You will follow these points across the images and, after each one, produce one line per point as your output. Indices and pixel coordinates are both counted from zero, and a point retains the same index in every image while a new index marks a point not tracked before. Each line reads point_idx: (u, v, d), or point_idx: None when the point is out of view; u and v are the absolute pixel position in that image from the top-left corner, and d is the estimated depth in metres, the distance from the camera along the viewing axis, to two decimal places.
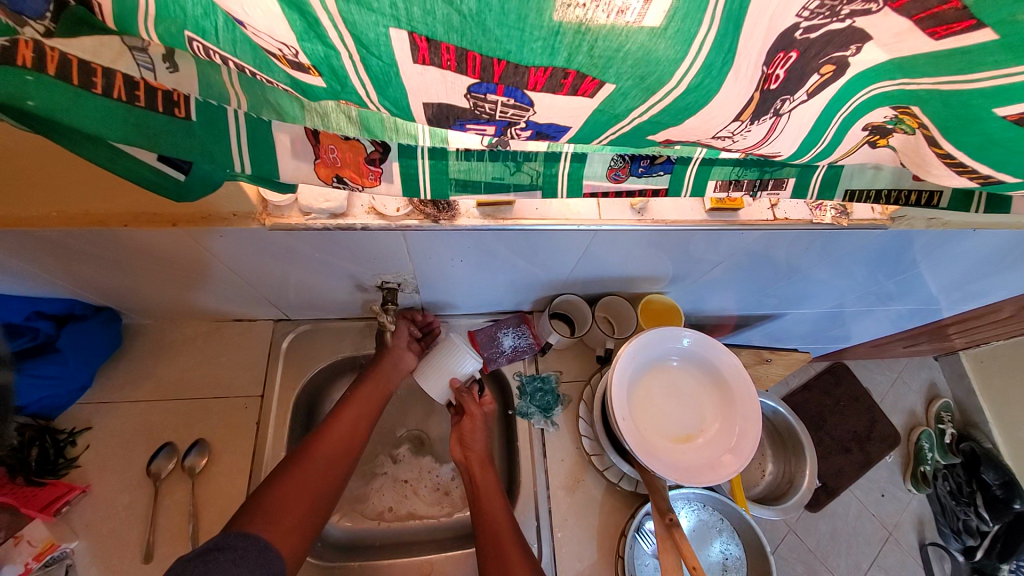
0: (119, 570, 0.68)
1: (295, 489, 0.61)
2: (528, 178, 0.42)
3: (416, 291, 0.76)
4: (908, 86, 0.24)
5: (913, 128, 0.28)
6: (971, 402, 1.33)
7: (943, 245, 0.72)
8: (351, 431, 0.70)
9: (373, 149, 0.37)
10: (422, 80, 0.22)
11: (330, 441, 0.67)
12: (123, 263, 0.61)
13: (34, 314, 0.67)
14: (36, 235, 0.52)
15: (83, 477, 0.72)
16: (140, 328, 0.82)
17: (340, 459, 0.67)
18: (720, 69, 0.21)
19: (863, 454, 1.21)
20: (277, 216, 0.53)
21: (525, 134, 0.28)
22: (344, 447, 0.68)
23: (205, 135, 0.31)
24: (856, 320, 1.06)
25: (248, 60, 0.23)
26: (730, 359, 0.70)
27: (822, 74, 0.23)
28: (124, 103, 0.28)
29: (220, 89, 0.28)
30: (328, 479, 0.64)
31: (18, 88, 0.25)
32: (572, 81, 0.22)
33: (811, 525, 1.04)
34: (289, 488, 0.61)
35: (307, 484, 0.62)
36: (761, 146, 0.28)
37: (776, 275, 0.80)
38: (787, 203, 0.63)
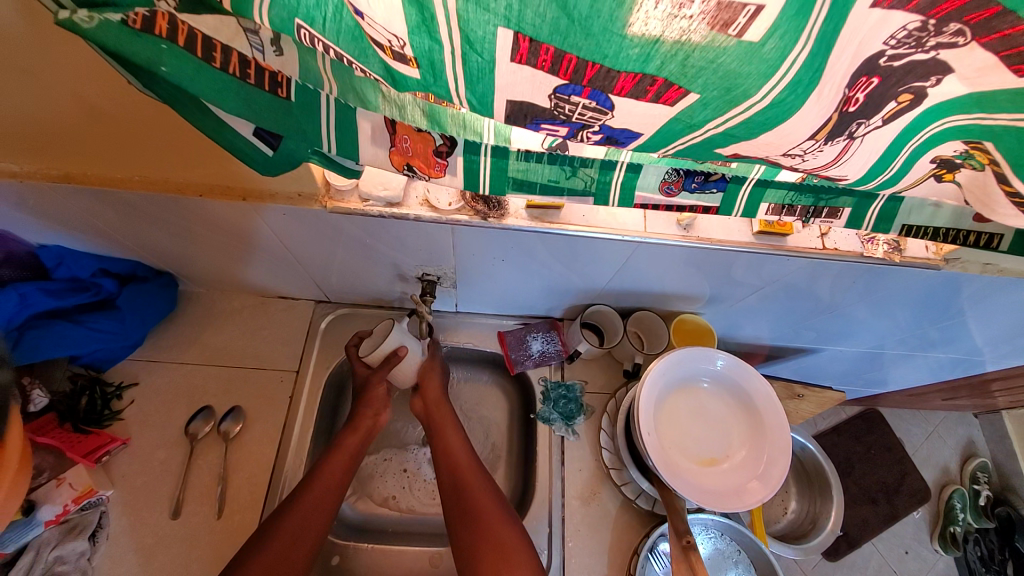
0: (147, 521, 0.71)
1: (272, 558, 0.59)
2: (582, 183, 0.44)
3: (453, 286, 0.78)
4: (984, 120, 0.24)
5: (982, 164, 0.28)
6: (1012, 465, 1.25)
7: (997, 295, 0.69)
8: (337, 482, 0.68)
9: (442, 142, 0.39)
10: (512, 78, 0.24)
11: (312, 497, 0.65)
12: (188, 231, 0.65)
13: (100, 271, 0.72)
14: (118, 197, 0.57)
15: (125, 429, 0.76)
16: (191, 295, 0.87)
17: (321, 508, 0.65)
18: (806, 86, 0.22)
19: (891, 506, 1.16)
20: (337, 199, 0.56)
21: (595, 138, 0.29)
22: (326, 500, 0.66)
23: (300, 115, 0.34)
24: (897, 364, 1.02)
25: (348, 50, 0.26)
26: (763, 387, 0.69)
27: (899, 102, 0.24)
28: (237, 78, 0.30)
29: (316, 74, 0.31)
30: (311, 532, 0.63)
31: (153, 54, 0.28)
32: (656, 88, 0.23)
33: (828, 573, 1.01)
34: (282, 544, 0.61)
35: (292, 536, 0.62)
36: (829, 168, 0.29)
37: (817, 308, 0.78)
38: (837, 233, 0.62)
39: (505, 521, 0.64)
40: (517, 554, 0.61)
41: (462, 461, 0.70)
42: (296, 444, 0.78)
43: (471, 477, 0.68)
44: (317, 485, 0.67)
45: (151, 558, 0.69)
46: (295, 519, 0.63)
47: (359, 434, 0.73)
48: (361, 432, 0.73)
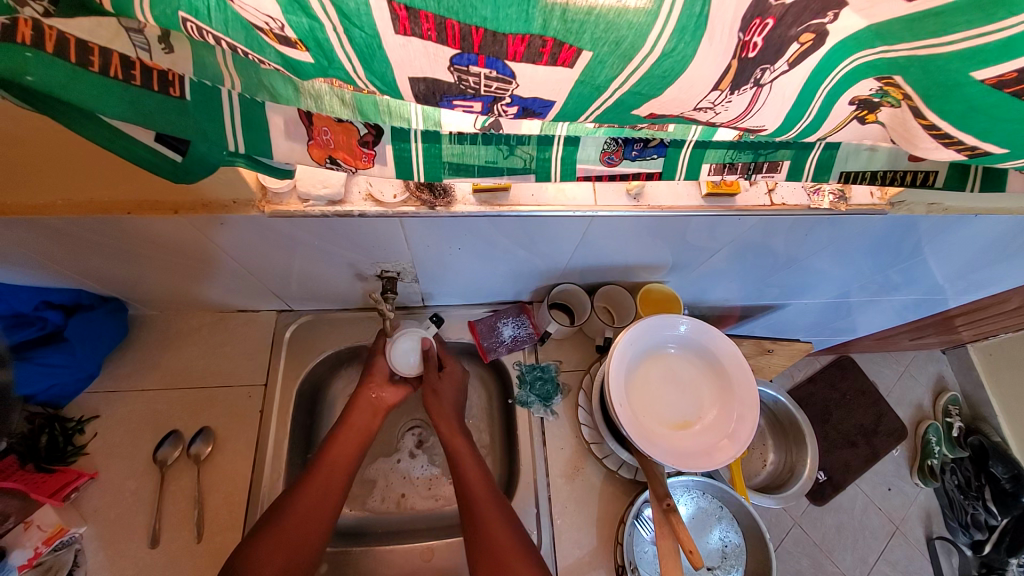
0: (126, 553, 0.69)
1: (281, 542, 0.60)
2: (522, 162, 0.43)
3: (416, 281, 0.77)
4: (888, 54, 0.25)
5: (898, 100, 0.28)
6: (979, 395, 1.31)
7: (948, 232, 0.71)
8: (345, 464, 0.69)
9: (365, 130, 0.37)
10: (404, 53, 0.23)
11: (311, 493, 0.65)
12: (127, 252, 0.62)
13: (43, 304, 0.68)
14: (41, 223, 0.53)
15: (91, 464, 0.74)
16: (146, 318, 0.84)
17: (325, 500, 0.65)
18: (693, 33, 0.22)
19: (870, 447, 1.20)
20: (276, 203, 0.54)
21: (511, 111, 0.28)
22: (336, 481, 0.67)
23: (198, 114, 0.32)
24: (862, 311, 1.05)
25: (240, 40, 0.24)
26: (728, 346, 0.71)
27: (801, 43, 0.24)
28: (121, 81, 0.28)
29: (215, 71, 0.29)
30: (315, 528, 0.63)
31: (18, 63, 0.26)
32: (550, 50, 0.22)
33: (816, 518, 1.04)
34: (297, 528, 0.62)
35: (292, 536, 0.61)
36: (744, 119, 0.29)
37: (776, 265, 0.80)
38: (784, 188, 0.63)
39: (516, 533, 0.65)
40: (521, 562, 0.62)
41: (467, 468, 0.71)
42: (274, 458, 0.77)
43: (474, 486, 0.69)
44: (314, 483, 0.66)
45: None
46: (301, 508, 0.63)
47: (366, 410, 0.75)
48: (368, 409, 0.75)
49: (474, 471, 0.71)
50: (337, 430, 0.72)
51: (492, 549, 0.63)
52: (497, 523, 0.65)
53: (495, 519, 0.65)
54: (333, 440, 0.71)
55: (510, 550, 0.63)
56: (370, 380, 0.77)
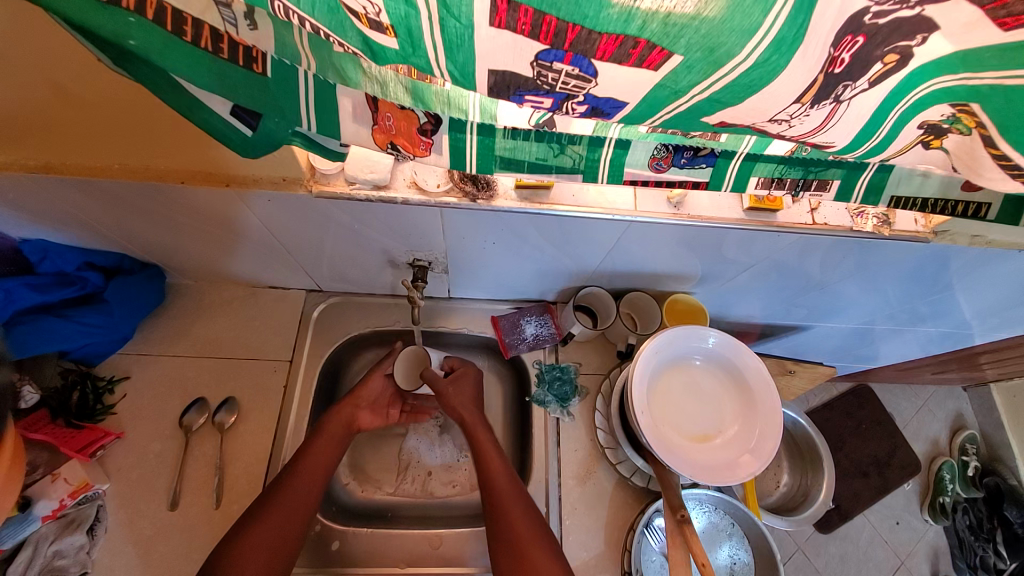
0: (145, 513, 0.71)
1: (267, 531, 0.61)
2: (571, 161, 0.43)
3: (445, 272, 0.78)
4: (970, 81, 0.24)
5: (969, 128, 0.28)
6: (1000, 436, 1.28)
7: (985, 267, 0.70)
8: (321, 467, 0.68)
9: (426, 120, 0.38)
10: (492, 45, 0.24)
11: (306, 484, 0.66)
12: (173, 220, 0.64)
13: (85, 265, 0.71)
14: (95, 186, 0.55)
15: (118, 423, 0.76)
16: (180, 287, 0.86)
17: (304, 501, 0.65)
18: (790, 44, 0.22)
19: (882, 479, 1.17)
20: (323, 183, 0.55)
21: (580, 110, 0.29)
22: (315, 483, 0.67)
23: (276, 91, 0.33)
24: (887, 340, 1.03)
25: (325, 22, 0.25)
26: (754, 363, 0.70)
27: (885, 63, 0.24)
28: (210, 53, 0.30)
29: (293, 49, 0.30)
30: (296, 522, 0.63)
31: (122, 28, 0.27)
32: (640, 52, 0.23)
33: (821, 545, 1.03)
34: (282, 517, 0.63)
35: (276, 528, 0.62)
36: (815, 135, 0.29)
37: (807, 286, 0.79)
38: (827, 208, 0.62)
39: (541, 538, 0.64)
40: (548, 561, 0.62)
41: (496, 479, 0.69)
42: (292, 437, 0.79)
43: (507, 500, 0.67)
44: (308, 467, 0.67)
45: (149, 550, 0.69)
46: (284, 504, 0.63)
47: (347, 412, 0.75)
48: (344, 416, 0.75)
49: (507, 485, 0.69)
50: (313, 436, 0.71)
51: (519, 554, 0.62)
52: (528, 533, 0.64)
53: (523, 530, 0.64)
54: (309, 450, 0.69)
55: (537, 553, 0.62)
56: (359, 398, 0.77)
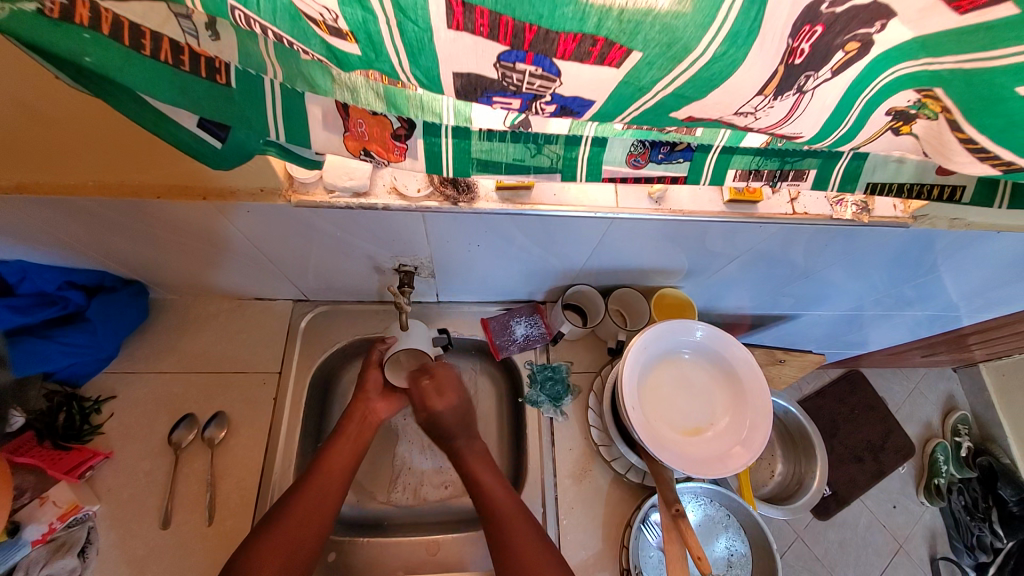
0: (137, 533, 0.70)
1: (289, 540, 0.61)
2: (548, 161, 0.43)
3: (432, 276, 0.77)
4: (931, 66, 0.25)
5: (936, 113, 0.28)
6: (990, 415, 1.30)
7: (965, 250, 0.71)
8: (340, 472, 0.69)
9: (399, 125, 0.38)
10: (453, 47, 0.24)
11: (310, 497, 0.65)
12: (153, 236, 0.63)
13: (66, 283, 0.70)
14: (71, 204, 0.54)
15: (106, 443, 0.75)
16: (165, 303, 0.85)
17: (324, 502, 0.66)
18: (746, 37, 0.22)
19: (876, 463, 1.18)
20: (302, 192, 0.55)
21: (550, 110, 0.29)
22: (333, 487, 0.67)
23: (243, 103, 0.33)
24: (874, 325, 1.04)
25: (287, 30, 0.25)
26: (742, 354, 0.71)
27: (846, 51, 0.24)
28: (170, 66, 0.29)
29: (258, 60, 0.29)
30: (311, 530, 0.63)
31: (77, 45, 0.27)
32: (599, 50, 0.23)
33: (818, 532, 1.03)
34: (295, 523, 0.62)
35: (290, 540, 0.61)
36: (782, 126, 0.29)
37: (793, 275, 0.79)
38: (807, 197, 0.63)
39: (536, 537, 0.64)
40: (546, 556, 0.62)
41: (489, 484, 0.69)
42: (285, 448, 0.78)
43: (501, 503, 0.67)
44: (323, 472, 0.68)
45: (142, 571, 0.68)
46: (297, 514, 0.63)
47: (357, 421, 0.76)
48: (358, 418, 0.76)
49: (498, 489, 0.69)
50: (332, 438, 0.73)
51: (513, 554, 0.62)
52: (523, 536, 0.64)
53: (516, 530, 0.64)
54: (329, 452, 0.71)
55: (532, 551, 0.63)
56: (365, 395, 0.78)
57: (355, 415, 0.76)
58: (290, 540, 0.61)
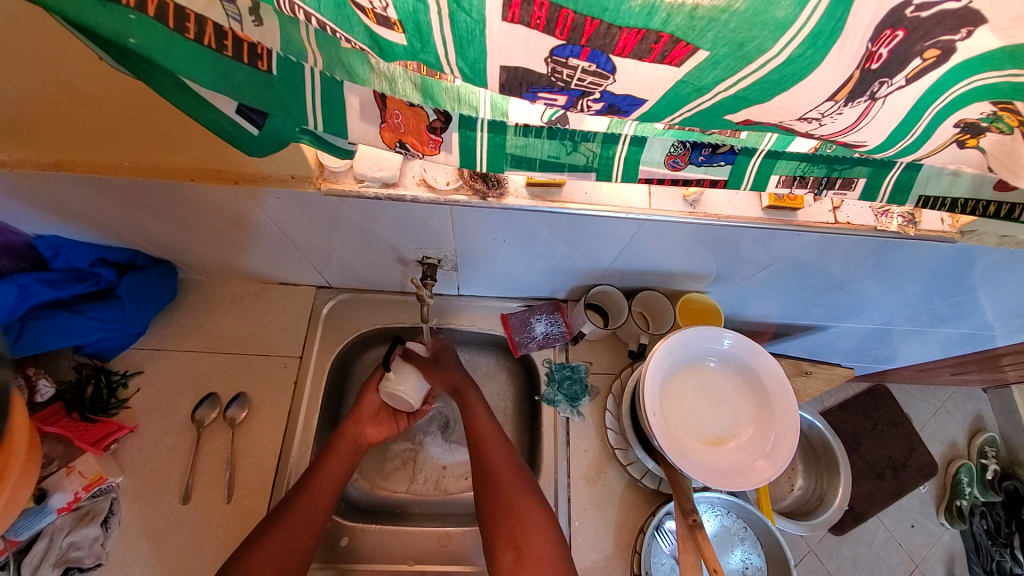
0: (157, 506, 0.72)
1: (279, 545, 0.61)
2: (584, 159, 0.42)
3: (454, 269, 0.77)
4: (1015, 78, 0.23)
5: (1012, 127, 0.26)
6: (1021, 439, 1.24)
7: (1012, 269, 0.67)
8: (331, 484, 0.69)
9: (435, 117, 0.37)
10: (505, 41, 0.23)
11: (306, 503, 0.66)
12: (183, 217, 0.64)
13: (99, 261, 0.71)
14: (107, 183, 0.55)
15: (131, 417, 0.77)
16: (193, 283, 0.86)
17: (317, 511, 0.66)
18: (826, 39, 0.21)
19: (897, 481, 1.14)
20: (331, 181, 0.54)
21: (596, 107, 0.27)
22: (325, 496, 0.68)
23: (282, 90, 0.32)
24: (905, 341, 1.00)
25: (331, 17, 0.24)
26: (771, 366, 0.68)
27: (924, 59, 0.22)
28: (213, 51, 0.29)
29: (299, 47, 0.29)
30: (304, 535, 0.64)
31: (122, 25, 0.27)
32: (662, 47, 0.22)
33: (833, 547, 1.01)
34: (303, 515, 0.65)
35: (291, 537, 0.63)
36: (846, 134, 0.27)
37: (825, 285, 0.77)
38: (849, 206, 0.60)
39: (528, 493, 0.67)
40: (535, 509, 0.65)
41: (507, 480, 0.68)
42: (303, 431, 0.79)
43: (515, 496, 0.66)
44: (315, 480, 0.68)
45: (162, 543, 0.70)
46: (293, 521, 0.64)
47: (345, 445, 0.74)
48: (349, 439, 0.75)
49: (514, 483, 0.68)
50: (321, 456, 0.72)
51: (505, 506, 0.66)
52: (517, 496, 0.66)
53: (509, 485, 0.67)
54: (322, 463, 0.71)
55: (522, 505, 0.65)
56: (358, 417, 0.78)
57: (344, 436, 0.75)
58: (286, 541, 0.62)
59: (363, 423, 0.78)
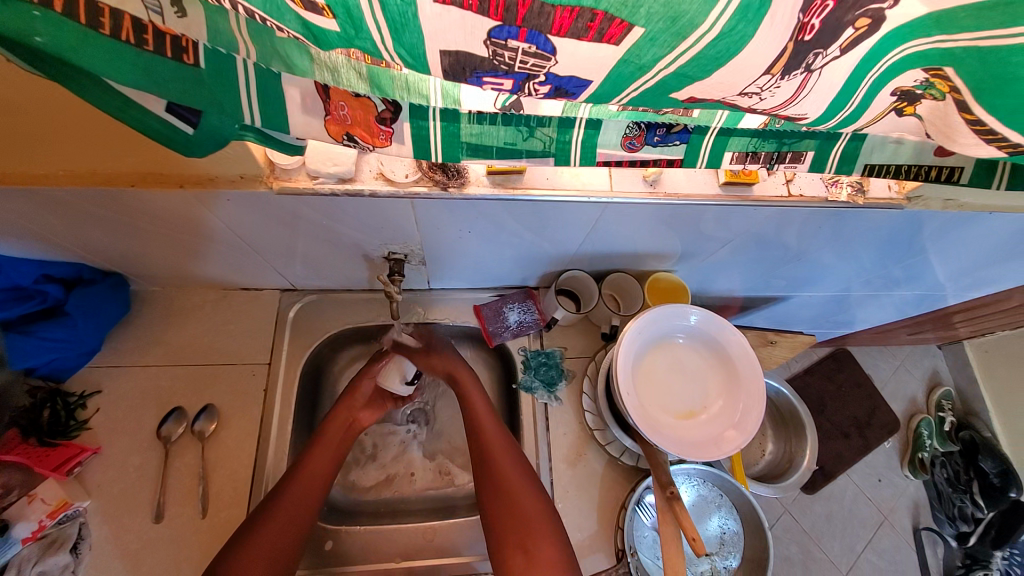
0: (130, 528, 0.69)
1: (279, 533, 0.62)
2: (541, 144, 0.41)
3: (422, 263, 0.76)
4: (945, 43, 0.24)
5: (943, 94, 0.27)
6: (972, 391, 1.32)
7: (958, 229, 0.71)
8: (321, 474, 0.69)
9: (384, 107, 0.36)
10: (440, 24, 0.22)
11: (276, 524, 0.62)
12: (128, 225, 0.60)
13: (44, 278, 0.67)
14: (40, 194, 0.51)
15: (93, 439, 0.73)
16: (148, 294, 0.82)
17: (308, 502, 0.66)
18: (756, 11, 0.21)
19: (862, 439, 1.21)
20: (283, 179, 0.52)
21: (543, 90, 0.27)
22: (319, 482, 0.68)
23: (213, 85, 0.30)
24: (862, 306, 1.05)
25: (258, 4, 0.23)
26: (737, 338, 0.70)
27: (856, 28, 0.23)
28: (132, 46, 0.27)
29: (228, 37, 0.27)
30: (296, 525, 0.63)
31: (25, 23, 0.25)
32: (598, 25, 0.21)
33: (806, 506, 1.06)
34: (287, 513, 0.63)
35: (288, 521, 0.63)
36: (787, 107, 0.28)
37: (785, 257, 0.79)
38: (802, 178, 0.62)
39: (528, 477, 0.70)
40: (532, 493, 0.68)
41: (533, 512, 0.66)
42: (278, 439, 0.77)
43: (536, 525, 0.65)
44: (299, 479, 0.66)
45: (137, 565, 0.68)
46: (268, 536, 0.61)
47: (339, 426, 0.76)
48: (343, 424, 0.76)
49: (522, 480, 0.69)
50: (313, 443, 0.72)
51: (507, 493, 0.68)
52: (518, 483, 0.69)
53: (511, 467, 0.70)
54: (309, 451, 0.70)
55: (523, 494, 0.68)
56: (351, 402, 0.79)
57: (335, 421, 0.76)
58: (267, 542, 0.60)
59: (357, 406, 0.79)
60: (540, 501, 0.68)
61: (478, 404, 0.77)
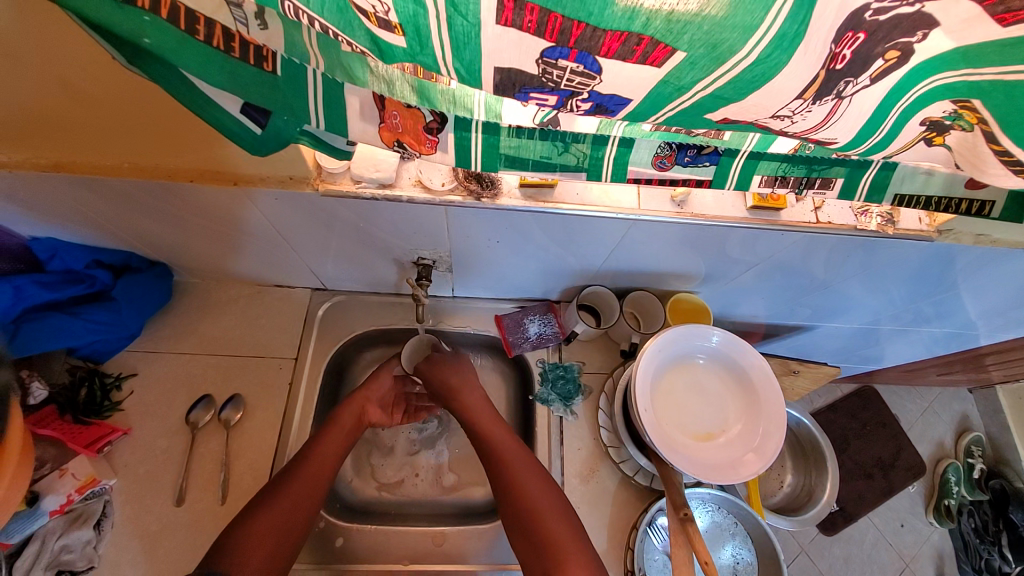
0: (151, 509, 0.72)
1: (282, 516, 0.62)
2: (575, 159, 0.43)
3: (449, 270, 0.78)
4: (971, 76, 0.25)
5: (972, 125, 0.28)
6: (1006, 438, 1.27)
7: (991, 266, 0.69)
8: (331, 462, 0.70)
9: (431, 118, 0.39)
10: (498, 43, 0.24)
11: (287, 501, 0.64)
12: (178, 218, 0.64)
13: (94, 263, 0.72)
14: (105, 184, 0.56)
15: (125, 420, 0.77)
16: (188, 286, 0.86)
17: (316, 487, 0.66)
18: (792, 39, 0.23)
19: (886, 480, 1.16)
20: (330, 181, 0.56)
21: (585, 107, 0.29)
22: (328, 464, 0.69)
23: (287, 90, 0.34)
24: (890, 340, 1.03)
25: (334, 21, 0.25)
26: (758, 362, 0.70)
27: (886, 60, 0.24)
28: (222, 51, 0.30)
29: (301, 49, 0.30)
30: (304, 506, 0.65)
31: (137, 26, 0.28)
32: (644, 48, 0.23)
33: (824, 546, 1.03)
34: (303, 497, 0.65)
35: (284, 516, 0.62)
36: (818, 131, 0.29)
37: (810, 286, 0.79)
38: (831, 206, 0.62)
39: (543, 493, 0.67)
40: (553, 505, 0.66)
41: (560, 536, 0.62)
42: (298, 433, 0.80)
43: (566, 550, 0.61)
44: (310, 461, 0.68)
45: (156, 546, 0.70)
46: (279, 514, 0.62)
47: (347, 425, 0.74)
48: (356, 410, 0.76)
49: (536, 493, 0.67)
50: (324, 429, 0.73)
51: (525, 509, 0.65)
52: (535, 497, 0.66)
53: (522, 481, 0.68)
54: (319, 438, 0.71)
55: (540, 506, 0.65)
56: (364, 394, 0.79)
57: (351, 405, 0.77)
58: (276, 518, 0.62)
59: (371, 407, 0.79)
60: (562, 512, 0.65)
61: (480, 411, 0.75)
